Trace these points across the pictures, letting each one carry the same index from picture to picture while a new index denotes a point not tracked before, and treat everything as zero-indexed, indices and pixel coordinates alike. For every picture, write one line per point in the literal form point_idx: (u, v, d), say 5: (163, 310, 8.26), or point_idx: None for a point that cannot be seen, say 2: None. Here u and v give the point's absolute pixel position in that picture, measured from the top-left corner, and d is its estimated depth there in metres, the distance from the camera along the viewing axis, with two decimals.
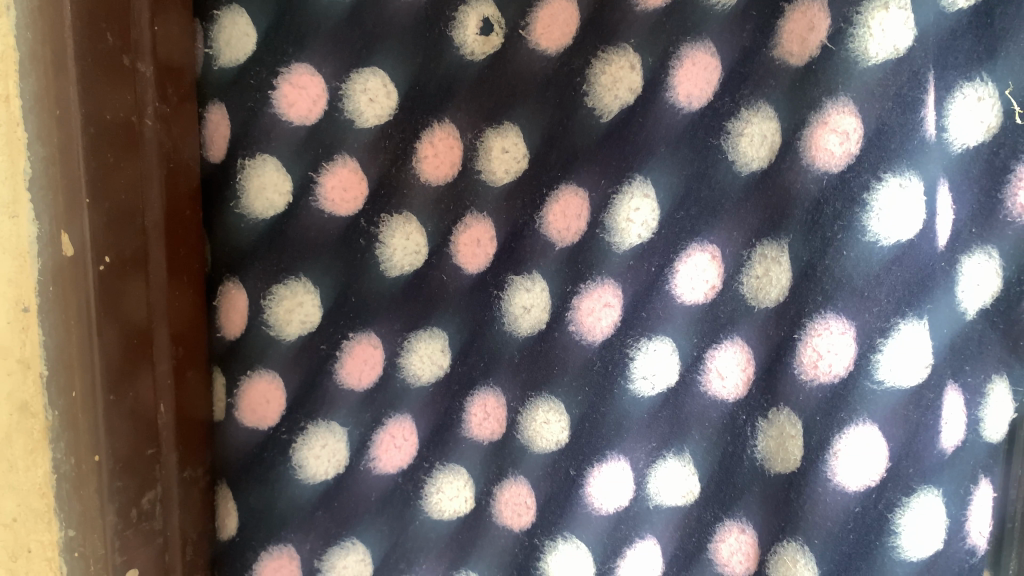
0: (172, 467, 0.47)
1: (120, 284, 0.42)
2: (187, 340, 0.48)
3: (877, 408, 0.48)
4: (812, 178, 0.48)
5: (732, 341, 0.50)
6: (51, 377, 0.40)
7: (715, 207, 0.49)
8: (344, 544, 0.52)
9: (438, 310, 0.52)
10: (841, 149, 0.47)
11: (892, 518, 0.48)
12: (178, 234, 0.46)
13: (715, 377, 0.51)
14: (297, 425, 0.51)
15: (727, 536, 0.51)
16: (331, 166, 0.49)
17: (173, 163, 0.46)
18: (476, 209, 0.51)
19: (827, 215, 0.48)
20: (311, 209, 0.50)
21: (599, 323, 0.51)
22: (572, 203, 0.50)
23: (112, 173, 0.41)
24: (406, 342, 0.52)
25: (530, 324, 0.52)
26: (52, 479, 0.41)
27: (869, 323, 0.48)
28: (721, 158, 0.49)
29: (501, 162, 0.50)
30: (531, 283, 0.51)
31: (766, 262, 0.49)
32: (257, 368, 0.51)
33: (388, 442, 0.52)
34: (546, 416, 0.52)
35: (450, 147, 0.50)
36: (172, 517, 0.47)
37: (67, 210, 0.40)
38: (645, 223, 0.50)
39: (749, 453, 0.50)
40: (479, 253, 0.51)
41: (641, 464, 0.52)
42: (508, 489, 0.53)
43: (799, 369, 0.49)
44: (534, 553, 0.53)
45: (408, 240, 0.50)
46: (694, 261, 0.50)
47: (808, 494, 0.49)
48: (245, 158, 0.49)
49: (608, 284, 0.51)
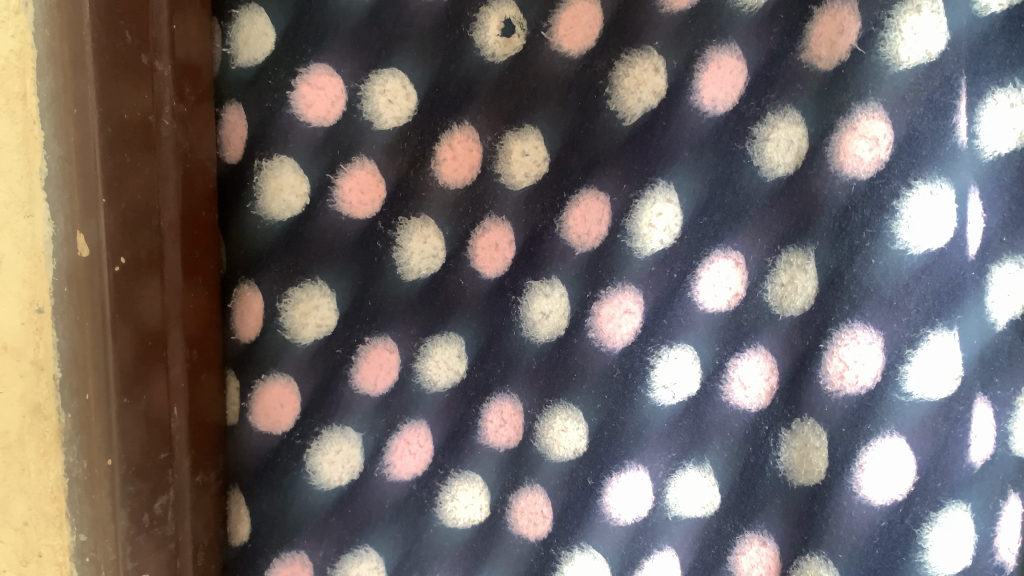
0: (185, 472, 0.46)
1: (135, 285, 0.41)
2: (202, 343, 0.47)
3: (905, 420, 0.47)
4: (840, 184, 0.47)
5: (755, 350, 0.49)
6: (64, 379, 0.40)
7: (739, 212, 0.48)
8: (358, 551, 0.51)
9: (456, 314, 0.51)
10: (870, 155, 0.46)
11: (919, 533, 0.47)
12: (194, 235, 0.46)
13: (737, 387, 0.50)
14: (312, 429, 0.50)
15: (747, 548, 0.50)
16: (348, 167, 0.49)
17: (190, 163, 0.45)
18: (496, 212, 0.50)
19: (855, 223, 0.47)
20: (328, 211, 0.49)
21: (619, 330, 0.50)
22: (592, 207, 0.50)
23: (129, 172, 0.41)
24: (423, 347, 0.51)
25: (549, 330, 0.51)
26: (64, 483, 0.41)
27: (897, 333, 0.46)
28: (746, 163, 0.48)
29: (521, 166, 0.49)
30: (550, 289, 0.51)
31: (792, 269, 0.48)
32: (271, 372, 0.50)
33: (403, 448, 0.51)
34: (564, 424, 0.51)
35: (469, 149, 0.49)
36: (184, 523, 0.46)
37: (83, 209, 0.39)
38: (667, 229, 0.49)
39: (772, 464, 0.49)
40: (497, 258, 0.50)
41: (660, 473, 0.51)
42: (524, 498, 0.53)
43: (825, 379, 0.48)
44: (550, 563, 0.53)
45: (426, 244, 0.50)
46: (717, 267, 0.49)
47: (833, 507, 0.48)
48: (262, 158, 0.48)
49: (629, 289, 0.50)
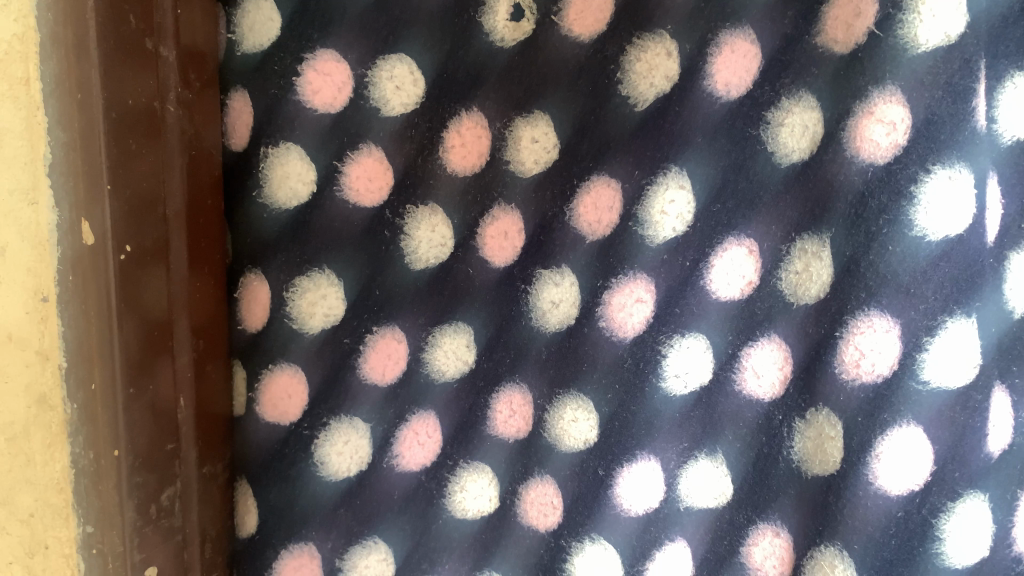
0: (192, 464, 0.46)
1: (140, 274, 0.41)
2: (208, 333, 0.47)
3: (922, 408, 0.46)
4: (856, 170, 0.46)
5: (769, 339, 0.48)
6: (70, 368, 0.39)
7: (752, 199, 0.48)
8: (366, 543, 0.51)
9: (464, 303, 0.50)
10: (887, 140, 0.45)
11: (936, 524, 0.46)
12: (199, 223, 0.45)
13: (750, 376, 0.49)
14: (320, 420, 0.50)
15: (760, 540, 0.50)
16: (356, 155, 0.48)
17: (195, 150, 0.45)
18: (505, 200, 0.49)
19: (872, 209, 0.46)
20: (336, 199, 0.48)
21: (630, 320, 0.50)
22: (603, 194, 0.49)
23: (134, 160, 0.40)
24: (431, 337, 0.50)
25: (558, 320, 0.50)
26: (70, 474, 0.40)
27: (915, 321, 0.46)
28: (760, 148, 0.47)
29: (531, 152, 0.49)
30: (560, 278, 0.50)
31: (806, 257, 0.47)
32: (278, 362, 0.49)
33: (411, 438, 0.51)
34: (574, 414, 0.51)
35: (478, 136, 0.48)
36: (191, 514, 0.46)
37: (88, 196, 0.38)
38: (679, 216, 0.48)
39: (786, 454, 0.49)
40: (507, 246, 0.50)
41: (672, 464, 0.51)
42: (534, 488, 0.52)
43: (840, 368, 0.47)
44: (560, 555, 0.52)
45: (434, 233, 0.49)
46: (731, 255, 0.48)
47: (848, 498, 0.47)
48: (268, 146, 0.48)
49: (641, 278, 0.49)
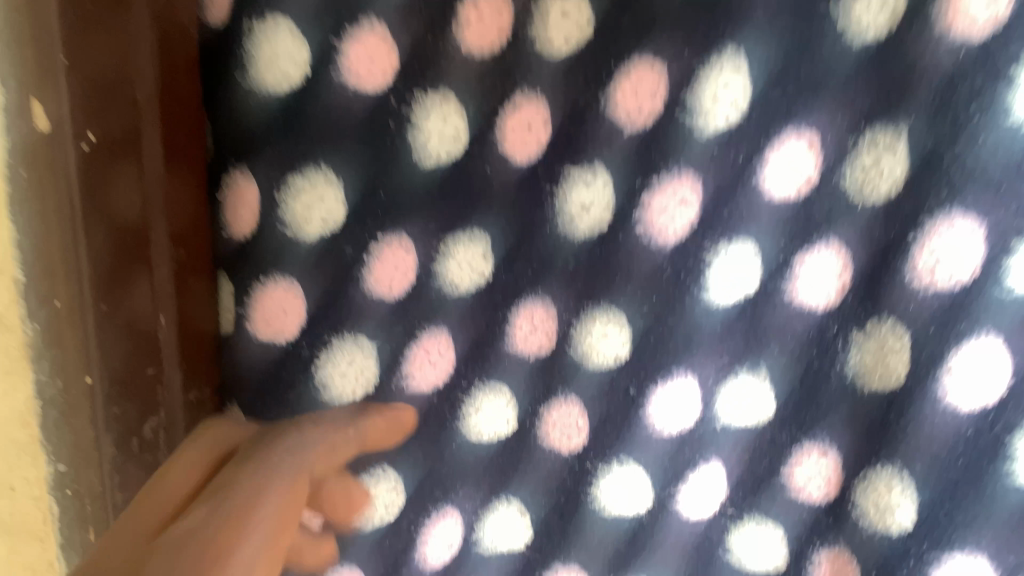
0: (176, 391, 0.41)
1: (104, 170, 0.34)
2: (195, 242, 0.40)
3: (1005, 317, 0.43)
4: (944, 50, 0.40)
5: (827, 243, 0.44)
6: (27, 284, 0.37)
7: (817, 84, 0.42)
8: (375, 471, 0.45)
9: (481, 207, 0.44)
10: (987, 15, 0.39)
11: (1010, 441, 0.44)
12: (179, 110, 0.37)
13: (802, 284, 0.45)
14: (319, 341, 0.43)
15: (806, 459, 0.48)
16: (357, 30, 0.39)
17: (165, 16, 0.35)
18: (529, 86, 0.42)
19: (961, 95, 0.41)
20: (332, 83, 0.39)
21: (672, 225, 0.44)
22: (646, 78, 0.42)
23: (93, 31, 0.32)
24: (443, 245, 0.44)
25: (588, 226, 0.45)
26: (35, 403, 0.39)
27: (1004, 222, 0.42)
28: (830, 25, 0.41)
29: (560, 29, 0.42)
30: (591, 177, 0.44)
31: (877, 150, 0.42)
32: (270, 275, 0.42)
33: (422, 357, 0.45)
34: (604, 329, 0.46)
35: (498, 10, 0.41)
36: (179, 445, 0.42)
37: (45, 78, 0.33)
38: (733, 103, 0.42)
39: (840, 368, 0.46)
40: (530, 141, 0.43)
41: (711, 381, 0.47)
42: (556, 409, 0.48)
43: (912, 275, 0.43)
44: (585, 478, 0.49)
45: (446, 124, 0.42)
46: (787, 150, 0.43)
47: (913, 416, 0.45)
48: (254, 19, 0.37)
49: (686, 177, 0.44)
